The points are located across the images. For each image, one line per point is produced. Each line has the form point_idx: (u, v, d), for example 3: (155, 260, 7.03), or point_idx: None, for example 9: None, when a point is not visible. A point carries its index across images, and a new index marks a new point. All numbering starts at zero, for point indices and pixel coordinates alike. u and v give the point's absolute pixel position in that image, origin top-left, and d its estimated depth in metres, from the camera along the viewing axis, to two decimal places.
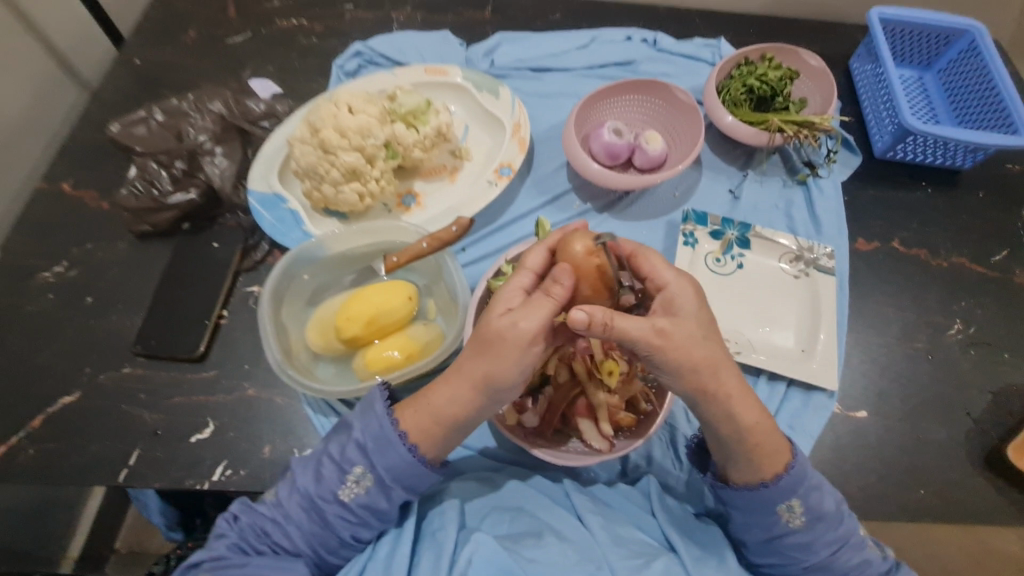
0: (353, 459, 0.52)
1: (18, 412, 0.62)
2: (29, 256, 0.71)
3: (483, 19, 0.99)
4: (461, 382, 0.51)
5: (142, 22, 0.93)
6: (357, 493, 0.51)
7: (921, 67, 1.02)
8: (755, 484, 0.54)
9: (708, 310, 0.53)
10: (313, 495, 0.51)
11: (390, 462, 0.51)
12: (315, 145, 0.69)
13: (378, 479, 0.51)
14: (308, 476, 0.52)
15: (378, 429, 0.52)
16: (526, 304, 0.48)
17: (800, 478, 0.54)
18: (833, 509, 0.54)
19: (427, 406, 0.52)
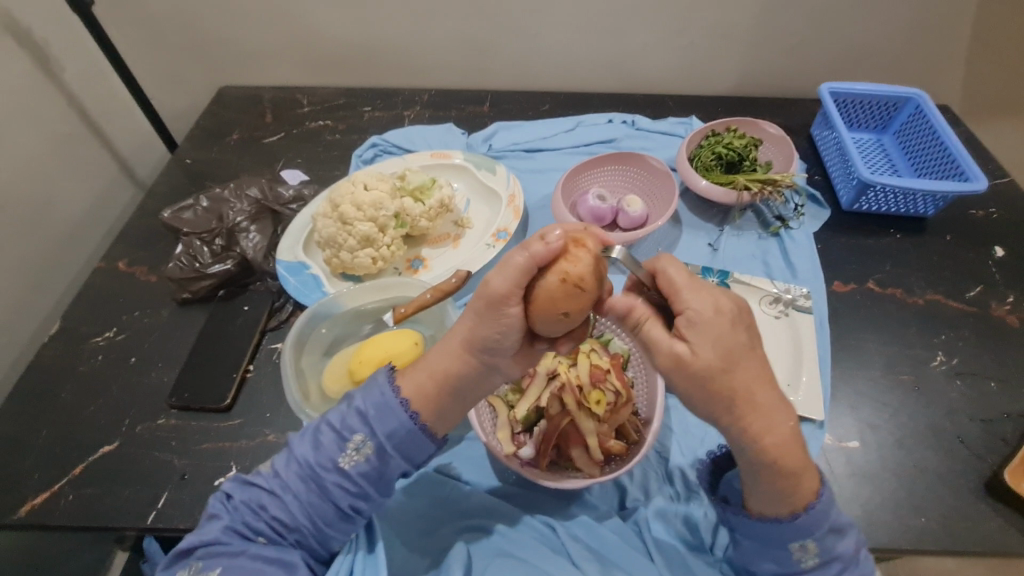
0: (352, 426, 0.55)
1: (62, 462, 0.68)
2: (85, 323, 0.81)
3: (482, 112, 1.15)
4: (457, 352, 0.54)
5: (194, 130, 1.11)
6: (356, 460, 0.54)
7: (877, 132, 1.13)
8: (772, 518, 0.53)
9: (737, 336, 0.48)
10: (313, 463, 0.54)
11: (389, 428, 0.54)
12: (335, 219, 0.80)
13: (377, 446, 0.54)
14: (308, 446, 0.55)
15: (379, 397, 0.55)
16: (503, 257, 0.48)
17: (822, 518, 0.52)
18: (852, 551, 0.53)
19: (425, 369, 0.55)
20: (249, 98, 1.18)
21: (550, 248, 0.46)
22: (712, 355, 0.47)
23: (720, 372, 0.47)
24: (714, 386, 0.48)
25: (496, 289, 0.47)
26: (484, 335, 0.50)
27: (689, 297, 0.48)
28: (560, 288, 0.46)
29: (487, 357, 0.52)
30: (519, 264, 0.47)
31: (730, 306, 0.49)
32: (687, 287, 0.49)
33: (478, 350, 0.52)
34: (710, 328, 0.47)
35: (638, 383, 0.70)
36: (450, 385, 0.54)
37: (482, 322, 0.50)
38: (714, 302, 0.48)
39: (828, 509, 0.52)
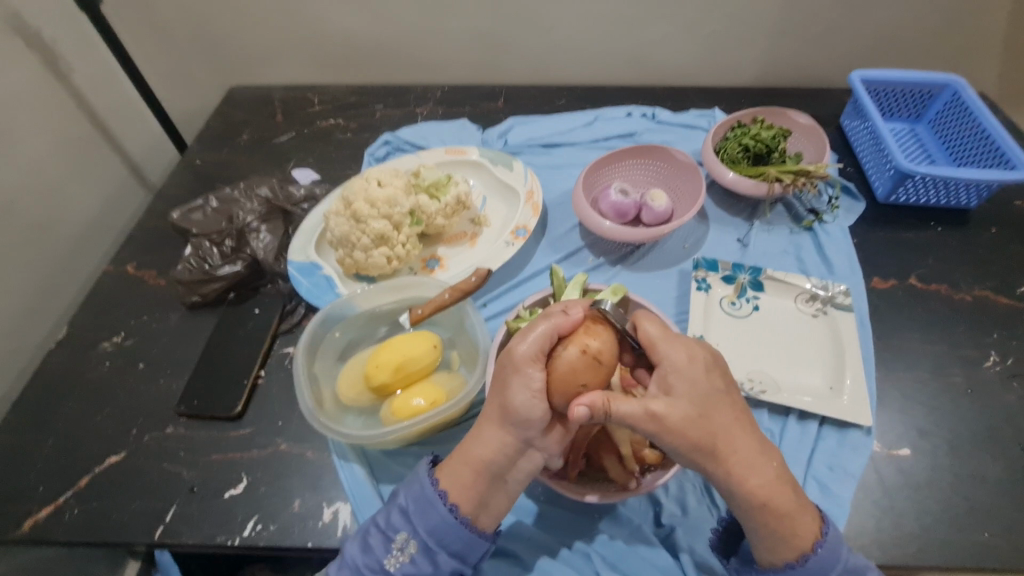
0: (396, 524, 0.52)
1: (68, 473, 0.65)
2: (92, 329, 0.78)
3: (497, 108, 1.11)
4: (493, 427, 0.52)
5: (204, 131, 1.08)
6: (402, 562, 0.51)
7: (911, 120, 1.07)
8: (783, 566, 0.51)
9: (713, 385, 0.50)
10: (360, 566, 0.51)
11: (432, 524, 0.51)
12: (348, 217, 0.77)
13: (422, 545, 0.51)
14: (356, 548, 0.53)
15: (418, 491, 0.53)
16: (527, 327, 0.52)
17: (835, 554, 0.50)
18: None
19: (463, 455, 0.53)
20: (259, 98, 1.15)
21: (571, 321, 0.53)
22: (688, 404, 0.49)
23: (697, 418, 0.49)
24: (694, 432, 0.49)
25: (522, 356, 0.50)
26: (516, 406, 0.50)
27: (666, 349, 0.50)
28: (582, 359, 0.50)
29: (525, 431, 0.51)
30: (544, 334, 0.51)
31: (706, 354, 0.52)
32: (662, 339, 0.51)
33: (516, 425, 0.50)
34: (685, 377, 0.49)
35: None
36: (490, 468, 0.51)
37: (507, 390, 0.50)
38: (688, 352, 0.51)
39: (836, 548, 0.50)
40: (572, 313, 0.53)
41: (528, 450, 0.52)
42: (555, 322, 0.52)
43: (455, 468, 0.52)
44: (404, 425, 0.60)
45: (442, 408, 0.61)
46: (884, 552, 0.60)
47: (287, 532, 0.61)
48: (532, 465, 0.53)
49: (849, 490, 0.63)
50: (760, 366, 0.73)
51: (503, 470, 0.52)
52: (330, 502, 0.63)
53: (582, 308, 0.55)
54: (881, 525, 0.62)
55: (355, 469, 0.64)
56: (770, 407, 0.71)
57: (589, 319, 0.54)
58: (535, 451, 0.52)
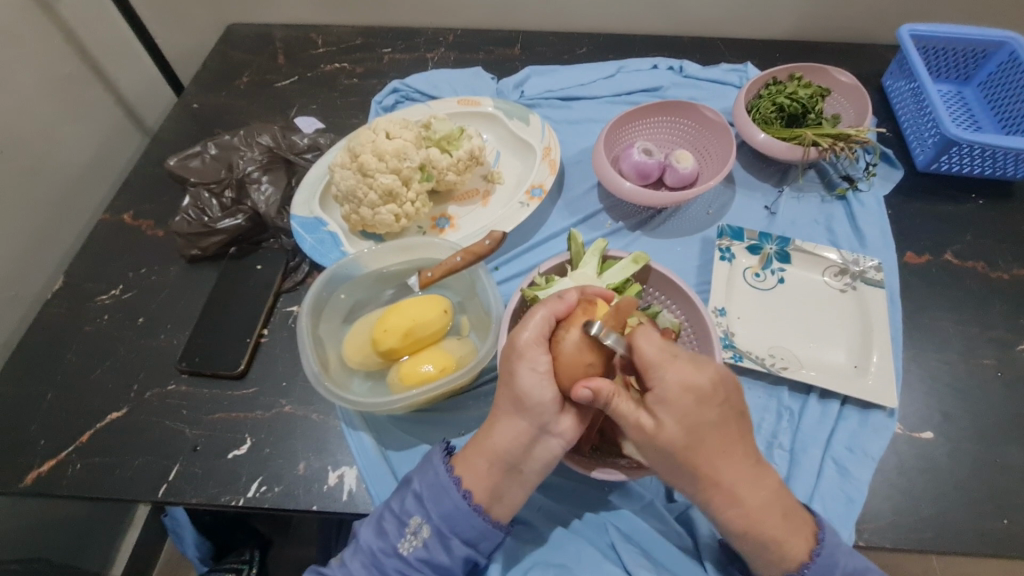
0: (410, 510, 0.51)
1: (70, 428, 0.64)
2: (89, 280, 0.76)
3: (513, 55, 1.04)
4: (507, 415, 0.51)
5: (200, 72, 1.02)
6: (416, 546, 0.50)
7: (959, 82, 0.99)
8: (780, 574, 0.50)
9: (706, 417, 0.48)
10: (374, 550, 0.50)
11: (445, 510, 0.50)
12: (353, 170, 0.72)
13: (435, 530, 0.50)
14: (370, 532, 0.51)
15: (433, 476, 0.51)
16: (527, 313, 0.51)
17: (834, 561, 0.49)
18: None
19: (483, 445, 0.51)
20: (259, 37, 1.08)
21: (567, 304, 0.51)
22: (674, 430, 0.47)
23: (681, 446, 0.48)
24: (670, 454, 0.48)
25: (525, 343, 0.49)
26: (524, 392, 0.49)
27: (662, 374, 0.47)
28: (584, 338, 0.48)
29: (539, 415, 0.49)
30: (542, 319, 0.50)
31: (707, 379, 0.48)
32: (658, 361, 0.47)
33: (530, 411, 0.49)
34: (676, 405, 0.47)
35: None
36: (506, 457, 0.50)
37: (511, 374, 0.50)
38: (686, 378, 0.47)
39: (834, 555, 0.49)
40: (567, 296, 0.52)
41: (545, 436, 0.50)
42: (553, 308, 0.51)
43: (471, 460, 0.51)
44: (415, 392, 0.58)
45: (453, 376, 0.59)
46: (899, 535, 0.59)
47: (292, 495, 0.60)
48: (550, 451, 0.51)
49: (867, 473, 0.62)
50: (782, 342, 0.70)
51: (518, 460, 0.50)
52: (335, 467, 0.62)
53: (578, 292, 0.53)
54: (898, 509, 0.60)
55: (363, 438, 0.63)
56: (790, 384, 0.68)
57: (586, 301, 0.52)
58: (552, 438, 0.50)
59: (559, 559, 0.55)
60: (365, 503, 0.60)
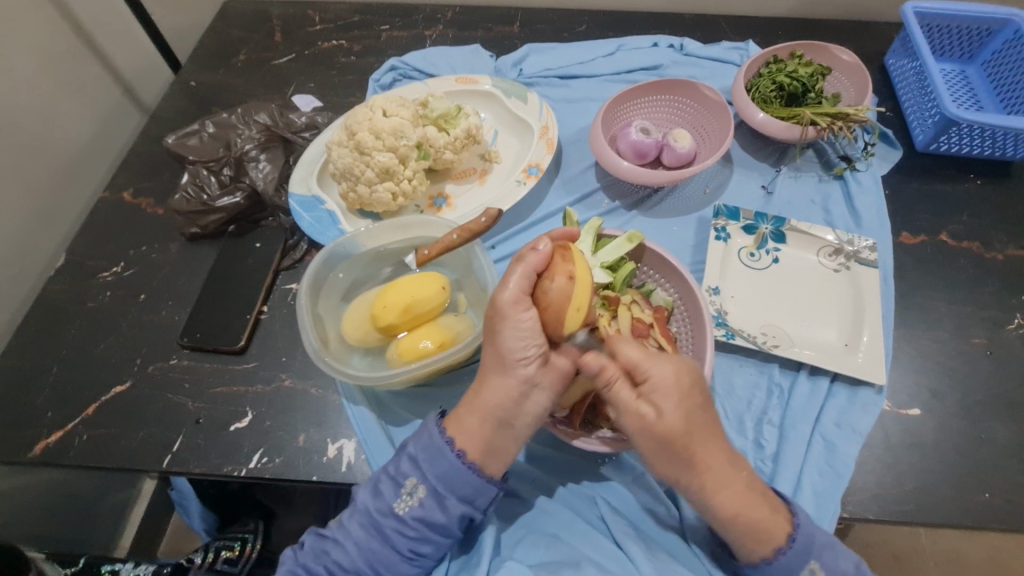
0: (405, 470, 0.52)
1: (76, 400, 0.66)
2: (90, 258, 0.77)
3: (511, 33, 1.03)
4: (495, 374, 0.52)
5: (197, 49, 1.01)
6: (412, 506, 0.51)
7: (962, 61, 0.98)
8: (772, 556, 0.51)
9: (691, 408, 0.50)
10: (371, 510, 0.52)
11: (440, 469, 0.51)
12: (351, 148, 0.73)
13: (431, 489, 0.51)
14: (368, 494, 0.53)
15: (427, 438, 0.53)
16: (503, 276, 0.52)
17: (812, 538, 0.51)
18: (854, 567, 0.52)
19: (476, 406, 0.52)
20: (256, 14, 1.07)
21: (544, 256, 0.52)
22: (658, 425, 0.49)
23: (682, 434, 0.49)
24: (656, 445, 0.49)
25: (507, 301, 0.50)
26: (509, 348, 0.51)
27: (650, 368, 0.49)
28: (577, 284, 0.50)
29: (525, 368, 0.51)
30: (523, 273, 0.51)
31: (688, 368, 0.51)
32: (646, 360, 0.50)
33: (516, 365, 0.51)
34: (670, 392, 0.49)
35: (681, 337, 0.66)
36: (496, 413, 0.51)
37: (497, 334, 0.51)
38: (674, 368, 0.50)
39: (810, 535, 0.51)
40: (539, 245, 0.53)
41: (535, 390, 0.52)
42: (529, 264, 0.51)
43: (464, 419, 0.52)
44: (414, 366, 0.60)
45: (450, 351, 0.60)
46: (881, 507, 0.61)
47: (292, 465, 0.62)
48: (540, 406, 0.52)
49: (854, 448, 0.63)
50: (774, 321, 0.71)
51: (509, 415, 0.51)
52: (334, 438, 0.63)
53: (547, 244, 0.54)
54: (883, 482, 0.62)
55: (363, 410, 0.64)
56: (781, 362, 0.69)
57: (560, 249, 0.53)
58: (541, 391, 0.52)
59: (549, 529, 0.56)
60: (363, 473, 0.61)
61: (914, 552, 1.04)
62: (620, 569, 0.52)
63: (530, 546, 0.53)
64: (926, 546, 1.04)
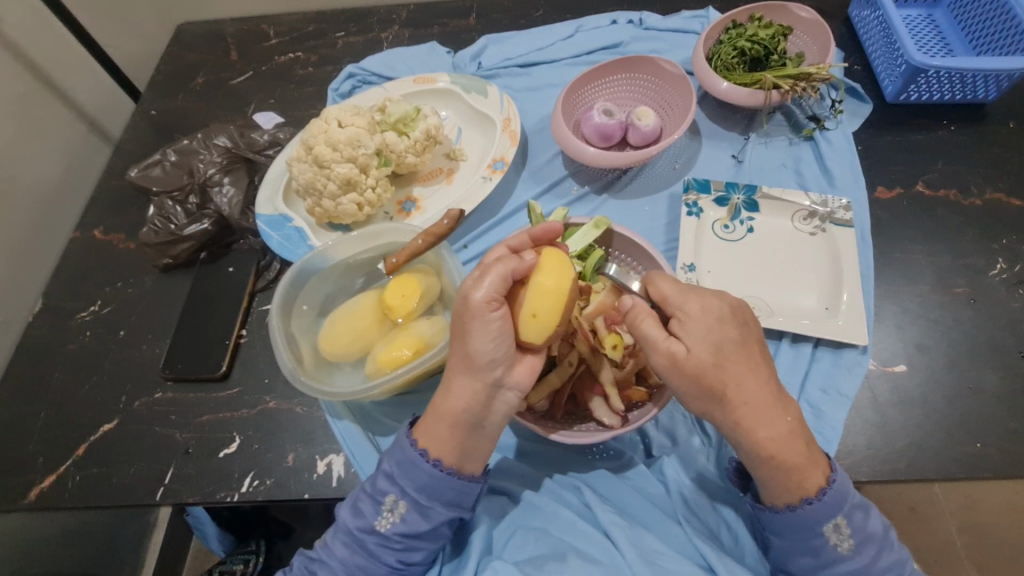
0: (384, 488, 0.52)
1: (66, 443, 0.67)
2: (67, 299, 0.77)
3: (468, 26, 1.01)
4: (461, 376, 0.51)
5: (155, 77, 1.00)
6: (394, 522, 0.51)
7: (928, 5, 0.94)
8: (798, 503, 0.50)
9: (732, 336, 0.50)
10: (352, 528, 0.52)
11: (419, 482, 0.52)
12: (310, 163, 0.72)
13: (412, 503, 0.52)
14: (348, 512, 0.54)
15: (401, 453, 0.53)
16: (478, 272, 0.49)
17: (844, 495, 0.50)
18: (881, 530, 0.51)
19: (439, 412, 0.52)
20: (210, 35, 1.05)
21: (526, 264, 0.50)
22: (703, 352, 0.49)
23: (710, 367, 0.49)
24: (707, 378, 0.49)
25: (478, 303, 0.48)
26: (476, 351, 0.50)
27: (680, 305, 0.50)
28: (531, 292, 0.50)
29: (492, 371, 0.51)
30: (501, 275, 0.49)
31: (724, 305, 0.51)
32: (676, 295, 0.51)
33: (482, 369, 0.50)
34: (700, 325, 0.49)
35: None
36: (465, 418, 0.51)
37: (468, 336, 0.50)
38: (705, 304, 0.50)
39: (843, 491, 0.50)
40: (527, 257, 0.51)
41: (501, 390, 0.52)
42: (511, 267, 0.49)
43: (433, 427, 0.52)
44: (391, 375, 0.59)
45: (428, 355, 0.60)
46: (874, 468, 0.60)
47: (283, 486, 0.62)
48: (507, 404, 0.53)
49: (841, 411, 0.63)
50: (753, 292, 0.70)
51: (479, 418, 0.52)
52: (323, 455, 0.64)
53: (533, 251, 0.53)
54: (872, 442, 0.62)
55: (348, 424, 0.64)
56: (763, 332, 0.69)
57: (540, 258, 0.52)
58: (508, 391, 0.52)
59: (537, 523, 0.56)
60: (354, 485, 0.62)
61: (928, 503, 1.04)
62: (607, 558, 0.52)
63: (520, 542, 0.54)
64: (939, 497, 1.04)
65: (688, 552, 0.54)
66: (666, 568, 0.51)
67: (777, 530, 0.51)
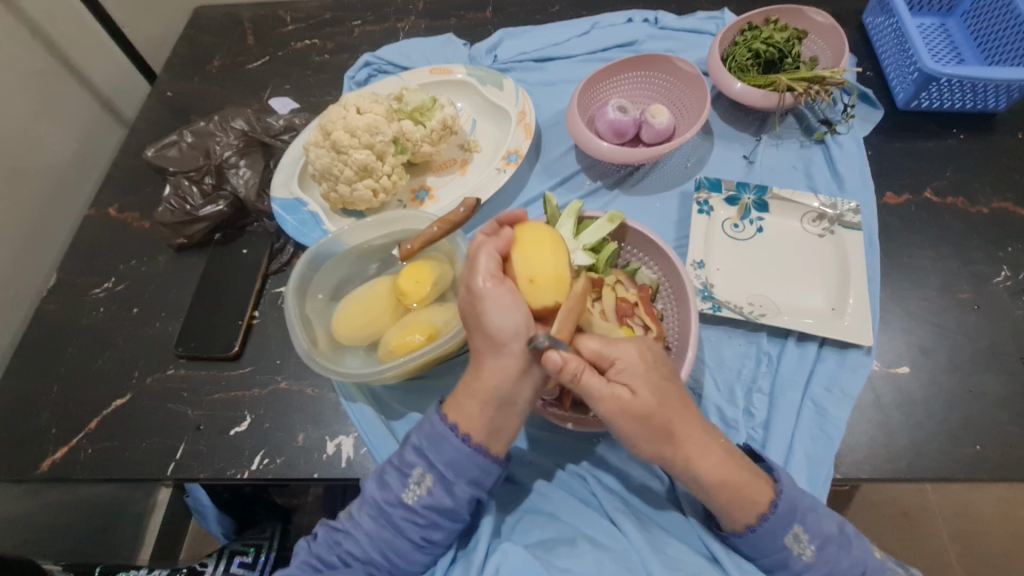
0: (411, 461, 0.53)
1: (78, 415, 0.67)
2: (81, 276, 0.77)
3: (485, 18, 1.01)
4: (490, 356, 0.52)
5: (171, 58, 1.01)
6: (420, 494, 0.53)
7: (941, 14, 0.95)
8: (752, 525, 0.51)
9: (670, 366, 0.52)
10: (379, 501, 0.53)
11: (445, 456, 0.52)
12: (327, 148, 0.73)
13: (438, 476, 0.52)
14: (375, 485, 0.54)
15: (430, 427, 0.54)
16: (471, 258, 0.52)
17: (794, 503, 0.52)
18: (837, 530, 0.52)
19: (473, 388, 0.52)
20: (227, 19, 1.06)
21: (505, 241, 0.54)
22: (646, 393, 0.49)
23: (655, 408, 0.49)
24: (653, 417, 0.49)
25: (484, 285, 0.50)
26: (497, 329, 0.50)
27: (628, 334, 0.50)
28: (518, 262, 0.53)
29: (520, 346, 0.50)
30: (491, 255, 0.52)
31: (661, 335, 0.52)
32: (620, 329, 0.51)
33: (510, 345, 0.50)
34: (644, 363, 0.49)
35: (668, 315, 0.66)
36: (496, 395, 0.51)
37: (483, 319, 0.50)
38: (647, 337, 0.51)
39: (794, 499, 0.52)
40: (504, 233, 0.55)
41: (533, 370, 0.51)
42: (494, 247, 0.53)
43: (463, 402, 0.53)
44: (403, 360, 0.60)
45: (440, 341, 0.60)
46: (874, 466, 0.62)
47: (293, 465, 0.63)
48: (535, 389, 0.52)
49: (844, 410, 0.64)
50: (761, 291, 0.71)
51: (510, 395, 0.51)
52: (333, 436, 0.65)
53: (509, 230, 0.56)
54: (874, 441, 0.63)
55: (363, 406, 0.65)
56: (769, 331, 0.70)
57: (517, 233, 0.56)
58: (539, 367, 0.51)
59: (545, 510, 0.58)
60: (364, 467, 0.63)
61: (921, 509, 1.05)
62: (615, 544, 0.53)
63: (528, 527, 0.55)
64: (933, 502, 1.05)
65: (692, 542, 0.56)
66: (676, 560, 0.51)
67: (743, 550, 0.53)
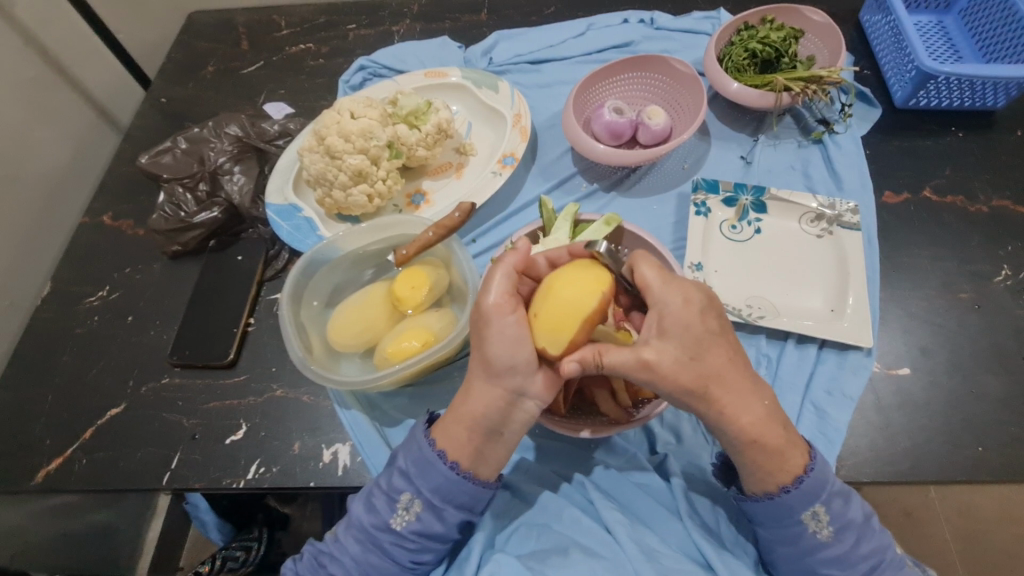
0: (398, 486, 0.53)
1: (73, 425, 0.67)
2: (75, 284, 0.77)
3: (480, 21, 1.01)
4: (481, 381, 0.51)
5: (165, 64, 1.00)
6: (409, 520, 0.52)
7: (938, 12, 0.95)
8: (774, 492, 0.52)
9: (712, 323, 0.50)
10: (366, 525, 0.53)
11: (433, 483, 0.52)
12: (322, 153, 0.72)
13: (427, 502, 0.52)
14: (361, 507, 0.54)
15: (418, 451, 0.53)
16: (485, 276, 0.51)
17: (822, 483, 0.51)
18: (861, 516, 0.52)
19: (461, 414, 0.52)
20: (221, 23, 1.05)
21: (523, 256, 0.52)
22: (676, 352, 0.48)
23: (688, 362, 0.48)
24: (684, 374, 0.48)
25: (490, 305, 0.49)
26: (494, 354, 0.49)
27: (660, 297, 0.48)
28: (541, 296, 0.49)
29: (513, 378, 0.50)
30: (507, 272, 0.50)
31: (702, 297, 0.50)
32: (660, 283, 0.49)
33: (503, 375, 0.50)
34: (678, 320, 0.48)
35: None
36: (484, 423, 0.51)
37: (484, 342, 0.49)
38: (685, 297, 0.49)
39: (820, 478, 0.51)
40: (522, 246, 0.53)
41: (523, 399, 0.51)
42: (512, 263, 0.51)
43: (451, 428, 0.52)
44: (398, 367, 0.59)
45: (435, 348, 0.60)
46: (875, 470, 0.61)
47: (289, 474, 0.63)
48: (526, 409, 0.51)
49: (843, 413, 0.63)
50: (759, 293, 0.71)
51: (498, 424, 0.51)
52: (329, 444, 0.64)
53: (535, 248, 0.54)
54: (875, 444, 0.62)
55: (356, 414, 0.65)
56: (768, 333, 0.69)
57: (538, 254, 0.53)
58: (530, 401, 0.51)
59: (541, 519, 0.57)
60: (360, 475, 0.63)
61: (924, 509, 1.04)
62: (609, 552, 0.53)
63: (522, 538, 0.55)
64: (936, 502, 1.05)
65: (688, 549, 0.55)
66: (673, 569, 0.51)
67: (760, 519, 0.53)
